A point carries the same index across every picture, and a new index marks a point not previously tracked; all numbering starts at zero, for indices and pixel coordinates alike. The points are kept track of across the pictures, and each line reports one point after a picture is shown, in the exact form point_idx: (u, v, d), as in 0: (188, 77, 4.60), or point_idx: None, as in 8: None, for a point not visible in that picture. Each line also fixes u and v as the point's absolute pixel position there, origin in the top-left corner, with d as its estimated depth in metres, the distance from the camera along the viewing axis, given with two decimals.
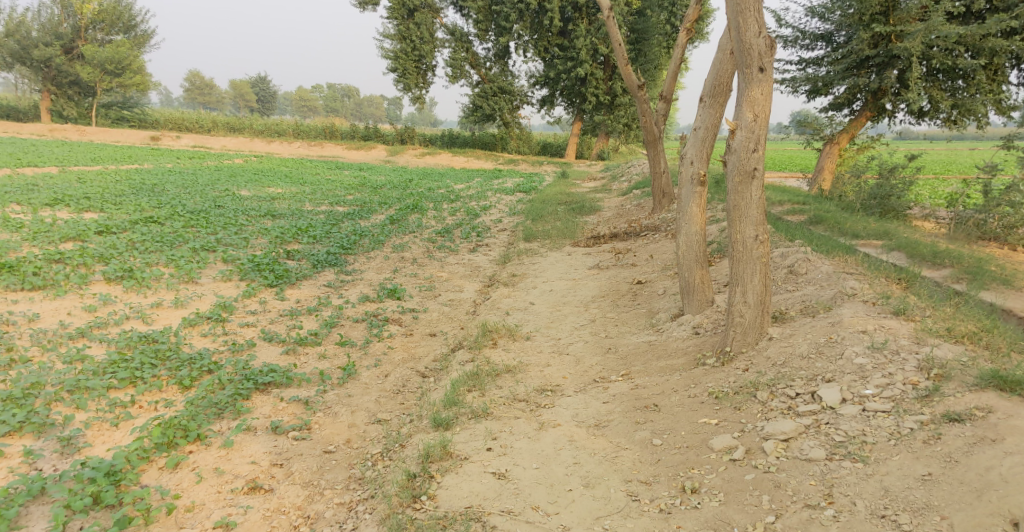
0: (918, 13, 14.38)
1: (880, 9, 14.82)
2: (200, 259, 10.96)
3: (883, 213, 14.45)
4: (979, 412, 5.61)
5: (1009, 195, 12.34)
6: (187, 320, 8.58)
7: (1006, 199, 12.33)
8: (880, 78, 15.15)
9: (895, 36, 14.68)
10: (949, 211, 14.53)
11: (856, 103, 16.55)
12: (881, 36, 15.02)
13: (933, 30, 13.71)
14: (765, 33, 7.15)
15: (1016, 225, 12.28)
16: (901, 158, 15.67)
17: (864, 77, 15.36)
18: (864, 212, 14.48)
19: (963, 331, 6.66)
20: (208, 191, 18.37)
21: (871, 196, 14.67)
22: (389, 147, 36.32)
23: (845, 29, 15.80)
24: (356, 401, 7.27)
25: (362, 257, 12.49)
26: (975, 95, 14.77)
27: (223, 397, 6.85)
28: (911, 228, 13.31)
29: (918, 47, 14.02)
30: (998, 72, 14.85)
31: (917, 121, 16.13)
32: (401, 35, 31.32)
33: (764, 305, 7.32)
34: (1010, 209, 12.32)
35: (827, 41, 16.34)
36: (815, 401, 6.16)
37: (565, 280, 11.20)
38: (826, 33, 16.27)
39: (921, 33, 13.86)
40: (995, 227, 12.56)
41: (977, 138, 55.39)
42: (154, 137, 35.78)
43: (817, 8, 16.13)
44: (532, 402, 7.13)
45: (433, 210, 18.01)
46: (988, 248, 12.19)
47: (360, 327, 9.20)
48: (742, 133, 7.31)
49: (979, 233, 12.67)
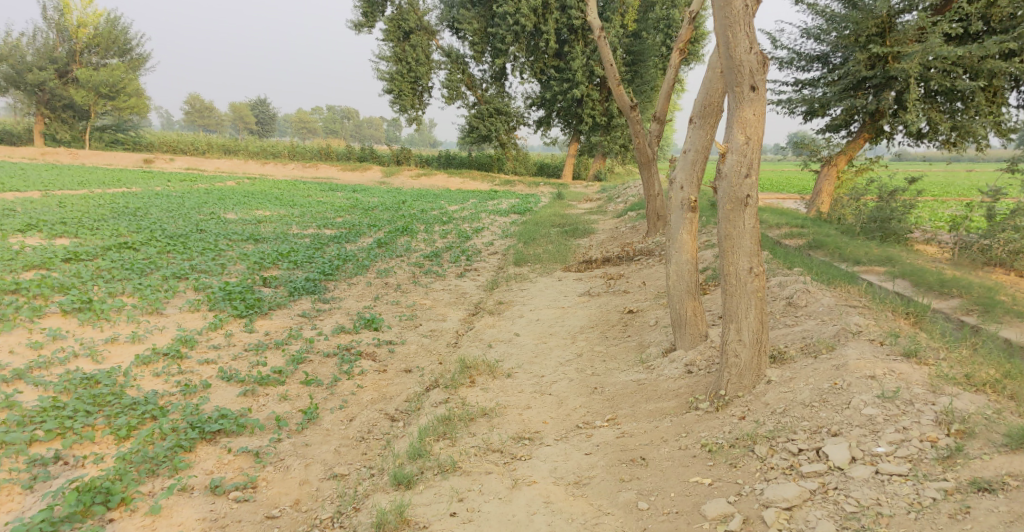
0: (915, 34, 13.88)
1: (876, 30, 14.39)
2: (168, 287, 10.15)
3: (884, 237, 13.84)
4: (1013, 481, 5.00)
5: (1014, 220, 11.72)
6: (139, 357, 7.85)
7: (1011, 223, 11.71)
8: (877, 100, 14.60)
9: (892, 57, 14.18)
10: (952, 235, 13.88)
11: (853, 125, 16.02)
12: (877, 57, 14.58)
13: (931, 51, 13.19)
14: (756, 49, 6.60)
15: (1021, 250, 11.66)
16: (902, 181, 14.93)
17: (862, 98, 14.83)
18: (864, 236, 13.88)
19: (984, 378, 6.07)
20: (193, 214, 17.68)
21: (872, 219, 14.08)
22: (385, 168, 35.72)
23: (841, 51, 15.32)
24: (312, 452, 6.66)
25: (343, 284, 11.82)
26: (975, 117, 14.25)
27: (160, 450, 6.29)
28: (913, 253, 12.70)
29: (915, 69, 13.53)
30: (997, 94, 14.32)
31: (915, 143, 15.55)
32: (397, 57, 30.87)
33: (760, 344, 6.72)
34: (1016, 234, 11.70)
35: (823, 62, 15.88)
36: (821, 460, 5.50)
37: (552, 309, 10.51)
38: (822, 54, 15.81)
39: (919, 55, 13.36)
40: (1000, 253, 11.91)
41: (974, 162, 55.60)
42: (147, 160, 35.09)
43: (812, 29, 15.69)
44: (507, 453, 6.47)
45: (424, 233, 17.34)
46: (994, 276, 11.57)
47: (329, 364, 8.46)
48: (733, 156, 6.73)
49: (985, 258, 12.04)
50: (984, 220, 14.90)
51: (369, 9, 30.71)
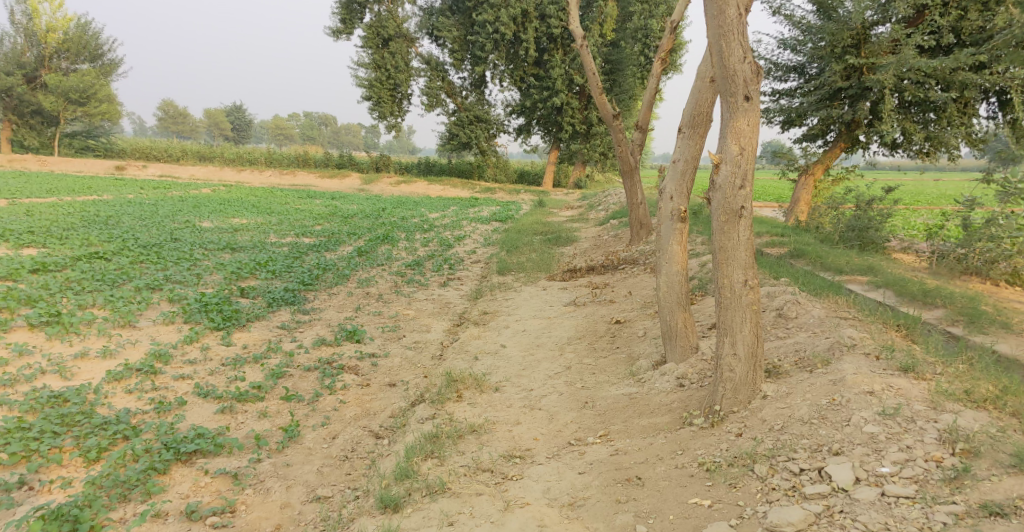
0: (890, 46, 13.94)
1: (851, 41, 14.43)
2: (141, 299, 9.81)
3: (862, 245, 13.75)
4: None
5: (988, 229, 11.51)
6: (111, 373, 7.54)
7: (986, 233, 11.50)
8: (853, 110, 14.58)
9: (867, 68, 14.22)
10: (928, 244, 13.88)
11: (830, 134, 16.01)
12: (853, 67, 14.59)
13: (905, 62, 13.19)
14: (749, 58, 6.47)
15: (997, 259, 11.43)
16: (879, 191, 14.86)
17: (838, 109, 14.77)
18: (842, 244, 13.79)
19: (984, 394, 6.06)
20: (167, 223, 17.27)
21: (849, 228, 13.97)
22: (364, 176, 35.35)
23: (817, 61, 15.29)
24: (294, 473, 6.48)
25: (323, 293, 11.55)
26: (947, 128, 14.35)
27: (132, 473, 6.07)
28: (892, 262, 12.65)
29: (890, 79, 13.54)
30: (969, 104, 14.31)
31: (890, 152, 15.52)
32: (375, 64, 30.58)
33: (755, 359, 6.57)
34: (991, 244, 11.49)
35: (800, 73, 15.85)
36: (824, 480, 5.52)
37: (538, 319, 10.31)
38: (798, 65, 15.78)
39: (893, 66, 13.37)
40: (976, 261, 11.71)
41: (947, 170, 56.24)
42: (119, 167, 34.46)
43: (789, 40, 15.68)
44: (498, 472, 6.31)
45: (405, 241, 17.07)
46: (971, 285, 11.41)
47: (310, 378, 8.17)
48: (727, 167, 6.59)
49: (961, 268, 11.89)
50: (960, 230, 14.77)
51: (348, 16, 30.44)
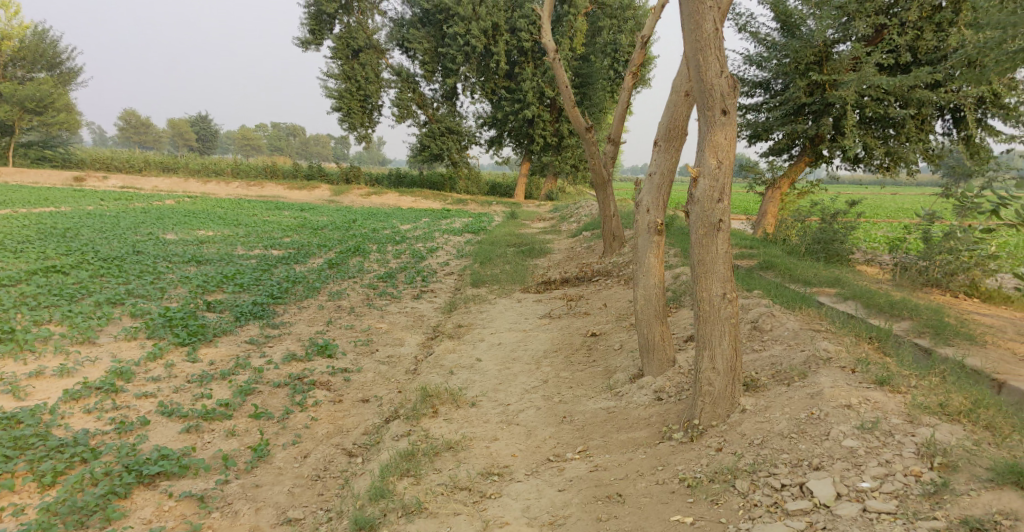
0: (850, 63, 14.12)
1: (814, 59, 14.59)
2: (101, 314, 9.51)
3: (827, 258, 13.84)
4: (1005, 521, 5.05)
5: (949, 242, 11.55)
6: (68, 392, 7.27)
7: (947, 245, 11.56)
8: (817, 125, 14.72)
9: (830, 85, 14.38)
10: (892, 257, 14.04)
11: (795, 148, 16.15)
12: (816, 84, 14.75)
13: (866, 80, 13.37)
14: (726, 72, 6.46)
15: (956, 271, 11.58)
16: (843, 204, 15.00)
17: (802, 124, 14.90)
18: (809, 257, 13.86)
19: (957, 407, 6.07)
20: (129, 235, 16.86)
21: (816, 240, 14.05)
22: (333, 187, 34.98)
23: (781, 77, 15.37)
24: (263, 495, 6.31)
25: (293, 307, 11.31)
26: (906, 144, 14.58)
27: (90, 498, 5.93)
28: (858, 274, 12.73)
29: (852, 96, 13.70)
30: (926, 121, 14.59)
31: (852, 166, 15.71)
32: (345, 75, 30.35)
33: (734, 372, 6.53)
34: (950, 256, 11.59)
35: (765, 88, 15.93)
36: (806, 496, 5.49)
37: (514, 332, 10.20)
38: (763, 80, 15.86)
39: (854, 83, 13.54)
40: (937, 274, 11.81)
41: (911, 184, 57.35)
42: (79, 178, 33.74)
43: (754, 56, 15.78)
44: (475, 491, 6.20)
45: (377, 253, 16.87)
46: (934, 296, 11.46)
47: (280, 394, 7.95)
48: (705, 181, 6.57)
49: (923, 280, 11.94)
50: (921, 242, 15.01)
51: (317, 27, 30.21)
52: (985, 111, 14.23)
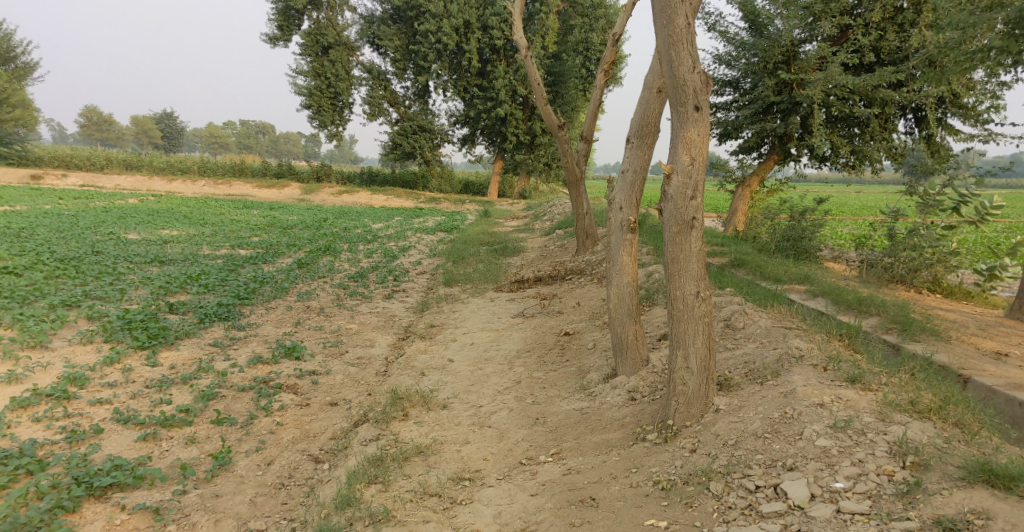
0: (817, 62, 14.13)
1: (782, 58, 14.58)
2: (56, 317, 9.16)
3: (797, 255, 13.83)
4: (977, 520, 5.00)
5: (913, 239, 11.59)
6: (15, 401, 6.98)
7: (911, 242, 11.60)
8: (785, 124, 14.71)
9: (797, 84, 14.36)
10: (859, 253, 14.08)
11: (764, 146, 16.16)
12: (783, 83, 14.72)
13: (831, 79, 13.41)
14: (699, 68, 6.35)
15: (920, 267, 11.56)
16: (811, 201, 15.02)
17: (771, 123, 14.90)
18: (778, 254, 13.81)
19: (928, 404, 6.03)
20: (88, 235, 16.40)
21: (784, 238, 14.04)
22: (303, 185, 34.50)
23: (750, 76, 15.36)
24: (223, 505, 6.08)
25: (260, 308, 11.02)
26: (871, 142, 14.64)
27: (35, 513, 5.68)
28: (826, 271, 12.74)
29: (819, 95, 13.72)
30: (890, 120, 14.70)
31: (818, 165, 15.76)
32: (315, 72, 29.91)
33: (708, 372, 6.44)
34: (914, 253, 11.59)
35: (735, 87, 15.92)
36: (780, 498, 5.41)
37: (487, 331, 10.03)
38: (733, 79, 15.85)
39: (821, 82, 13.56)
40: (901, 270, 11.68)
41: (879, 184, 58.20)
42: (36, 177, 32.83)
43: (724, 55, 15.76)
44: (445, 497, 6.03)
45: (348, 252, 16.60)
46: (899, 293, 11.24)
47: (244, 398, 7.70)
48: (678, 178, 6.46)
49: (889, 276, 11.77)
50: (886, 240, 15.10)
51: (285, 23, 29.76)
52: (945, 111, 14.35)
